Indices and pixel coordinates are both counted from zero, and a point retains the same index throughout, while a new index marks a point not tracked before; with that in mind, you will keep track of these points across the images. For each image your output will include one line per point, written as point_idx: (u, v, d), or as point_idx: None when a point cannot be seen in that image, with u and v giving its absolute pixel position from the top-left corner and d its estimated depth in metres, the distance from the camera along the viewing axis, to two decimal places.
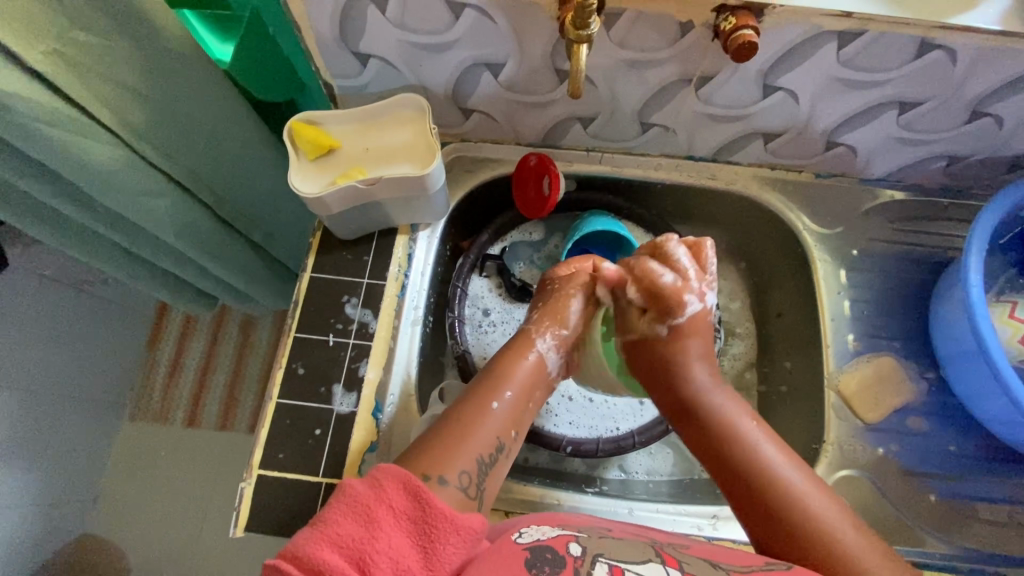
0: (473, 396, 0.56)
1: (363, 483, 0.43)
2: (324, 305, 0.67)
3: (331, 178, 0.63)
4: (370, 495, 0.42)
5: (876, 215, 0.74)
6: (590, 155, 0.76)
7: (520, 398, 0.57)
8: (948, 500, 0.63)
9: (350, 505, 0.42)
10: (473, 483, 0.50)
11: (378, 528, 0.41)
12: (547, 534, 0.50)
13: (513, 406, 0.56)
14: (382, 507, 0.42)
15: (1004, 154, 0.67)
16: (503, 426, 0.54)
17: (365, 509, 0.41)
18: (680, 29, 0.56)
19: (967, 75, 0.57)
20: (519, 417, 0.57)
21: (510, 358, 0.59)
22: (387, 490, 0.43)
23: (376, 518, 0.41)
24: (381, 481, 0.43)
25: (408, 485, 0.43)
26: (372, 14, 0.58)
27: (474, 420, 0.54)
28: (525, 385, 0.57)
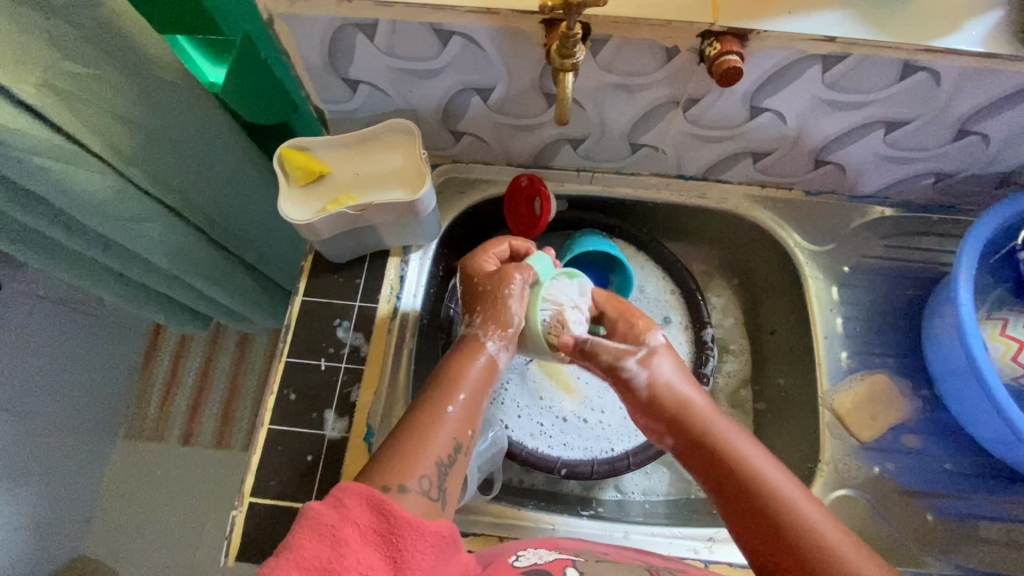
0: (424, 401, 0.56)
1: (324, 504, 0.43)
2: (316, 330, 0.67)
3: (321, 204, 0.63)
4: (329, 513, 0.42)
5: (867, 231, 0.74)
6: (581, 175, 0.76)
7: (471, 399, 0.57)
8: (946, 519, 0.63)
9: (314, 527, 0.41)
10: (435, 485, 0.50)
11: (344, 546, 0.40)
12: (545, 557, 0.50)
13: (467, 403, 0.57)
14: (347, 525, 0.41)
15: (992, 170, 0.67)
16: (459, 427, 0.55)
17: (329, 529, 0.41)
18: (666, 54, 0.56)
19: (952, 95, 0.57)
20: (474, 410, 0.57)
21: (457, 361, 0.60)
22: (349, 506, 0.42)
23: (342, 536, 0.41)
24: (343, 499, 0.43)
25: (371, 498, 0.43)
26: (361, 42, 0.58)
27: (430, 427, 0.54)
28: (478, 385, 0.58)
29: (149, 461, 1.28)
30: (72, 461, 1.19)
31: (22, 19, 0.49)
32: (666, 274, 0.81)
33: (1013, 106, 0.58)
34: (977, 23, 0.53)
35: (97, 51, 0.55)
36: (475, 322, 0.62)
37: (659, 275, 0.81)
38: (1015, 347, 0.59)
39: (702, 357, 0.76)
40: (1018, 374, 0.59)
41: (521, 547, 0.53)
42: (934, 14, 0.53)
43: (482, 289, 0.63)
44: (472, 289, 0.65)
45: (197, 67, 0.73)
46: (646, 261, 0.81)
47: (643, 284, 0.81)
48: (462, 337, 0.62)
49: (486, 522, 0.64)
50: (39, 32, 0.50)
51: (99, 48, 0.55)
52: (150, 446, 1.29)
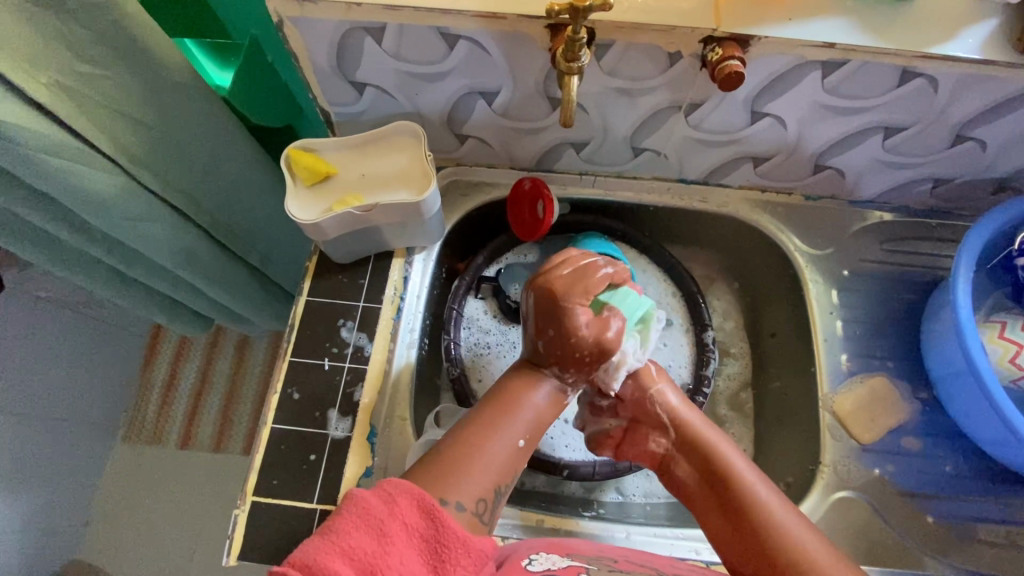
0: (490, 413, 0.56)
1: (378, 497, 0.43)
2: (320, 329, 0.67)
3: (327, 204, 0.63)
4: (381, 507, 0.42)
5: (866, 235, 0.75)
6: (583, 178, 0.77)
7: (534, 430, 0.57)
8: (946, 521, 0.63)
9: (364, 517, 0.41)
10: (488, 510, 0.50)
11: (390, 544, 0.41)
12: (557, 564, 0.50)
13: (528, 424, 0.56)
14: (395, 523, 0.42)
15: (988, 176, 0.68)
16: (518, 450, 0.54)
17: (378, 522, 0.41)
18: (670, 59, 0.57)
19: (949, 102, 0.58)
20: (535, 432, 0.57)
21: (521, 378, 0.58)
22: (401, 506, 0.43)
23: (389, 531, 0.41)
24: (394, 496, 0.43)
25: (422, 502, 0.43)
26: (369, 46, 0.59)
27: (493, 440, 0.53)
28: (542, 413, 0.57)
29: (149, 463, 1.29)
30: (70, 462, 1.18)
31: (33, 19, 0.50)
32: (667, 277, 0.82)
33: (1009, 112, 0.59)
34: (974, 30, 0.54)
35: (107, 51, 0.56)
36: (568, 381, 0.58)
37: (661, 278, 0.82)
38: (1014, 350, 0.60)
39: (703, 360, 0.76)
40: (1016, 376, 0.60)
41: (533, 550, 0.53)
42: (931, 21, 0.55)
43: (580, 356, 0.57)
44: (568, 348, 0.56)
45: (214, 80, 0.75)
46: (648, 264, 0.83)
47: (645, 287, 0.82)
48: (536, 363, 0.59)
49: (488, 523, 0.64)
50: (51, 31, 0.51)
51: (110, 48, 0.56)
52: (149, 449, 1.29)
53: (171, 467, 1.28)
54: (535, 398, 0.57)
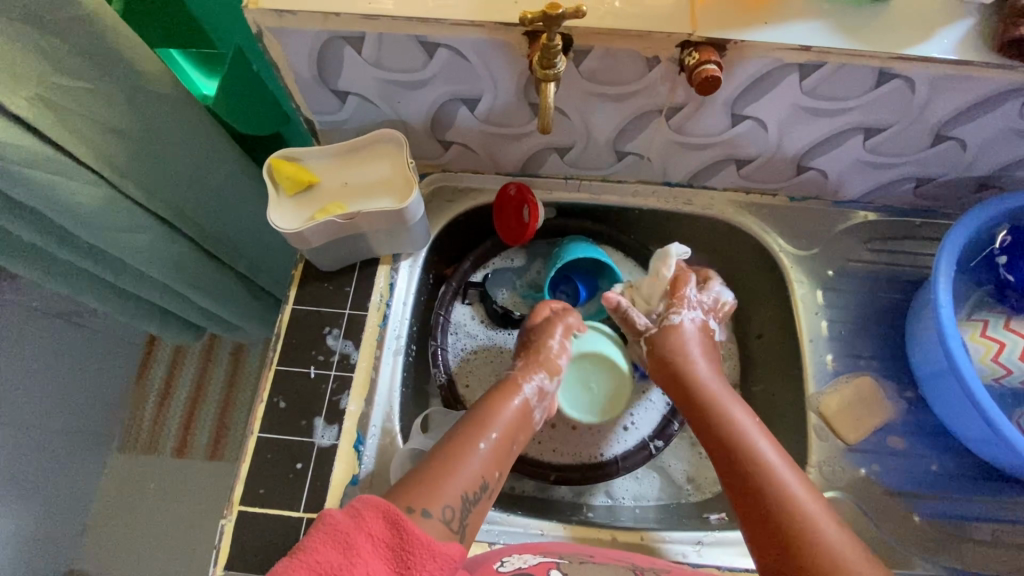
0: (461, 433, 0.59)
1: (341, 513, 0.45)
2: (306, 338, 0.67)
3: (309, 213, 0.63)
4: (345, 522, 0.44)
5: (852, 235, 0.75)
6: (568, 182, 0.77)
7: (505, 438, 0.60)
8: (933, 519, 0.63)
9: (330, 534, 0.44)
10: (456, 517, 0.53)
11: (357, 556, 0.43)
12: (529, 562, 0.52)
13: (500, 442, 0.59)
14: (361, 535, 0.44)
15: (970, 175, 0.68)
16: (488, 465, 0.57)
17: (344, 536, 0.44)
18: (648, 64, 0.57)
19: (927, 102, 0.59)
20: (503, 459, 0.60)
21: (496, 398, 0.63)
22: (367, 519, 0.45)
23: (354, 544, 0.43)
24: (360, 510, 0.45)
25: (387, 512, 0.45)
26: (349, 55, 0.59)
27: (461, 457, 0.57)
28: (507, 427, 0.61)
29: (143, 473, 1.29)
30: (64, 473, 1.19)
31: (11, 34, 0.50)
32: None
33: (988, 111, 0.59)
34: (950, 31, 0.55)
35: (87, 64, 0.56)
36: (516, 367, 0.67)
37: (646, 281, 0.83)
38: (997, 348, 0.59)
39: None
40: (999, 375, 0.60)
41: (507, 553, 0.55)
42: (908, 23, 0.55)
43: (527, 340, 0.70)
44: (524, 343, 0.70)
45: (195, 90, 0.76)
46: (632, 269, 0.84)
47: None
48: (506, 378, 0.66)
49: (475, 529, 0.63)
50: (30, 46, 0.51)
51: (90, 60, 0.56)
52: (143, 458, 1.29)
53: (165, 476, 1.28)
54: (504, 416, 0.61)
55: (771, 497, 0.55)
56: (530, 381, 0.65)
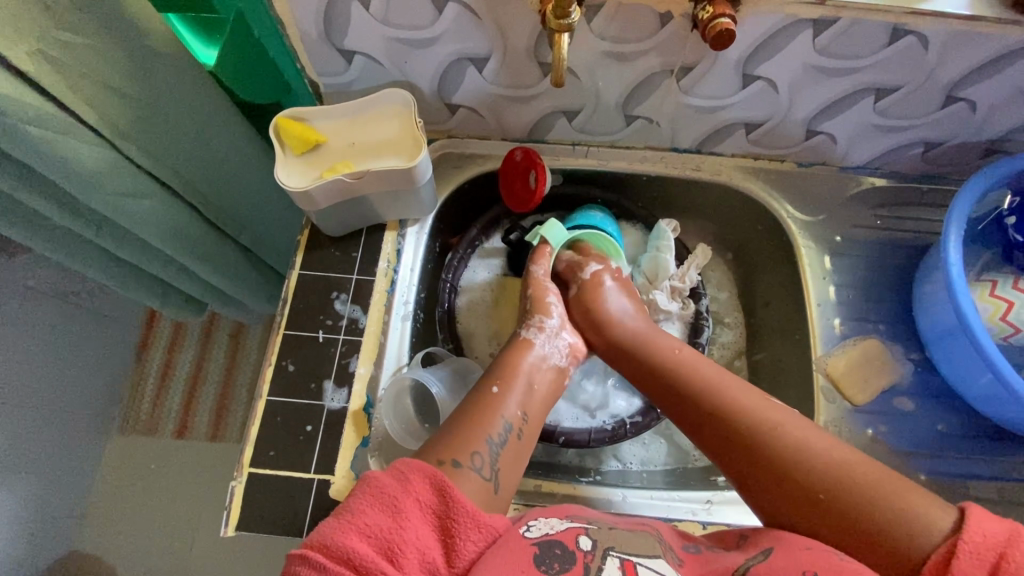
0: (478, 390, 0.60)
1: (391, 478, 0.48)
2: (314, 302, 0.67)
3: (318, 172, 0.62)
4: (394, 486, 0.47)
5: (859, 201, 0.75)
6: (575, 149, 0.77)
7: (526, 388, 0.61)
8: (939, 478, 0.63)
9: (378, 497, 0.46)
10: (484, 462, 0.53)
11: (405, 519, 0.45)
12: (556, 527, 0.50)
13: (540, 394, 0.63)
14: (409, 499, 0.46)
15: (978, 139, 0.68)
16: (508, 408, 0.58)
17: (392, 500, 0.46)
18: (660, 20, 0.57)
19: (940, 60, 0.58)
20: (525, 399, 0.61)
21: (510, 355, 0.64)
22: (414, 484, 0.47)
23: (403, 508, 0.46)
24: (408, 475, 0.48)
25: (434, 480, 0.48)
26: (356, 11, 0.58)
27: (482, 407, 0.58)
28: (531, 378, 0.62)
29: (145, 452, 1.28)
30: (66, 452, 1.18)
31: None
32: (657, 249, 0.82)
33: (999, 70, 0.59)
34: None
35: (89, 19, 0.55)
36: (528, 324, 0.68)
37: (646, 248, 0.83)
38: (1005, 307, 0.59)
39: (698, 327, 0.76)
40: (1008, 333, 0.60)
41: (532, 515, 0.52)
42: None
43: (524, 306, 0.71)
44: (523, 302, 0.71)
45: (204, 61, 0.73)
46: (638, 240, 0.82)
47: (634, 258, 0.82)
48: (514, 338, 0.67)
49: None
50: None
51: (91, 14, 0.54)
52: (145, 437, 1.29)
53: (166, 456, 1.28)
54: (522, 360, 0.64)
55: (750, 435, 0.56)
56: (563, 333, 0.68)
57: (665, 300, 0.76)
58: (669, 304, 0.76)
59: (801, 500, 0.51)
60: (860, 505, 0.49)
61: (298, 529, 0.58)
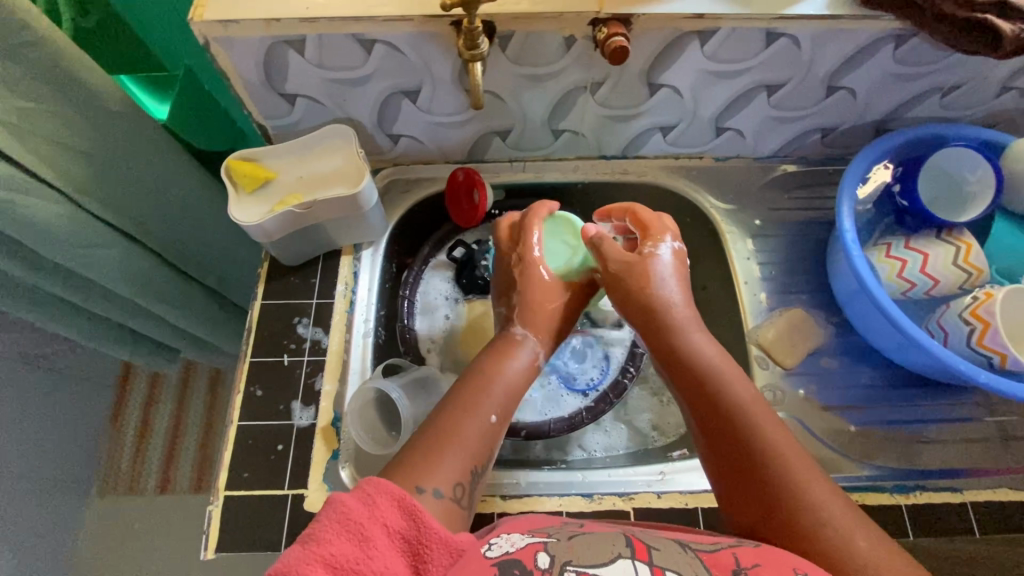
0: (454, 401, 0.59)
1: (356, 500, 0.43)
2: (277, 328, 0.71)
3: (269, 206, 0.66)
4: (357, 509, 0.42)
5: (773, 187, 0.83)
6: (513, 165, 0.83)
7: (507, 404, 0.61)
8: (868, 428, 0.69)
9: (343, 523, 0.42)
10: (465, 495, 0.52)
11: (372, 548, 0.41)
12: (516, 544, 0.49)
13: (487, 390, 0.61)
14: (376, 525, 0.42)
15: (865, 121, 0.77)
16: (489, 440, 0.57)
17: (358, 527, 0.42)
18: (566, 43, 0.64)
19: (814, 56, 0.67)
20: (510, 409, 0.61)
21: (495, 360, 0.64)
22: (381, 507, 0.43)
23: (371, 536, 0.42)
24: (373, 497, 0.43)
25: (402, 502, 0.44)
26: (293, 58, 0.64)
27: (460, 424, 0.57)
28: (511, 385, 0.63)
29: (127, 509, 1.27)
30: None
31: None
32: None
33: (867, 60, 0.67)
34: None
35: (43, 87, 0.59)
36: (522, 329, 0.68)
37: None
38: (899, 265, 0.66)
39: None
40: (905, 289, 0.66)
41: (494, 534, 0.52)
42: None
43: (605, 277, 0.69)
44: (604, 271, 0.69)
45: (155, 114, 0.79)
46: None
47: None
48: (502, 340, 0.67)
49: None
50: None
51: (45, 82, 0.59)
52: (126, 496, 1.28)
53: (149, 511, 1.27)
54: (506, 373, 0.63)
55: (752, 445, 0.56)
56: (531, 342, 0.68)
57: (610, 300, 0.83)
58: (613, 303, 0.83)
59: (762, 513, 0.53)
60: (821, 531, 0.50)
61: (276, 543, 0.61)
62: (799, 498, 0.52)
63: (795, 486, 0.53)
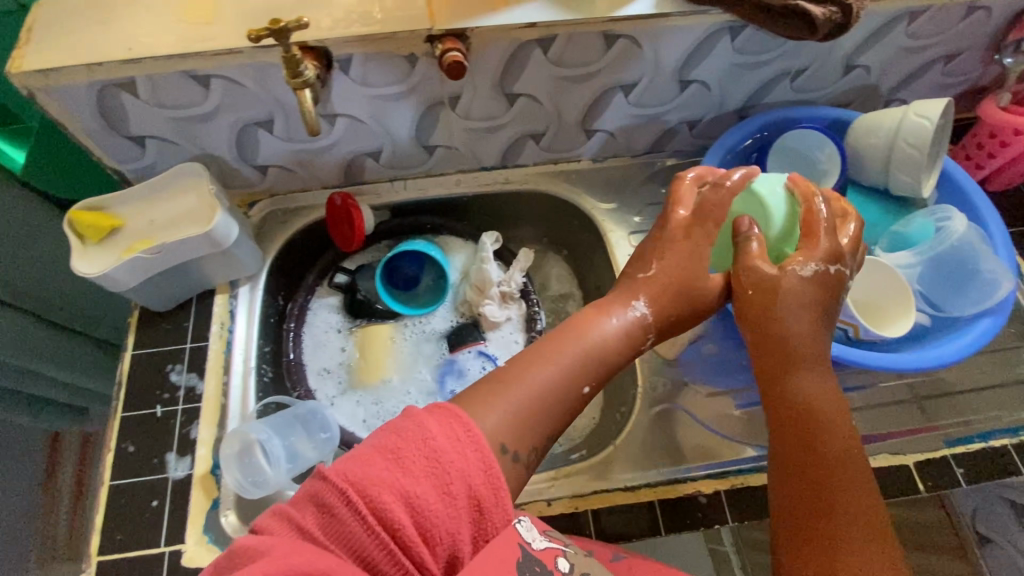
0: (604, 340, 0.56)
1: (444, 435, 0.42)
2: (149, 379, 0.68)
3: (118, 254, 0.64)
4: (448, 447, 0.41)
5: (652, 182, 0.84)
6: (394, 184, 0.82)
7: (591, 361, 0.54)
8: (753, 410, 0.70)
9: (436, 457, 0.41)
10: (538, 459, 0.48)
11: (415, 505, 0.39)
12: (537, 542, 0.45)
13: (572, 361, 0.53)
14: (454, 467, 0.41)
15: (726, 110, 0.79)
16: (565, 391, 0.52)
17: (443, 464, 0.41)
18: (408, 61, 0.64)
19: (657, 54, 0.68)
20: (607, 367, 0.55)
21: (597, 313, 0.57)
22: (464, 445, 0.42)
23: (443, 483, 0.40)
24: (463, 438, 0.42)
25: (480, 454, 0.42)
26: (128, 101, 0.63)
27: (516, 386, 0.51)
28: (614, 341, 0.56)
29: None
30: None
31: None
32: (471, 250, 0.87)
33: (709, 53, 0.69)
34: None
35: None
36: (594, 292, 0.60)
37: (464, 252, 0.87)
38: None
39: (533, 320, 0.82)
40: None
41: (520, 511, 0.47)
42: None
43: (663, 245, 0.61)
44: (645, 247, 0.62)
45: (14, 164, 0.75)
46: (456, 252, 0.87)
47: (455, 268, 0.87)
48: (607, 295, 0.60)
49: None
50: None
51: None
52: None
53: None
54: (601, 327, 0.56)
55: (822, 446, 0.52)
56: (638, 302, 0.58)
57: (495, 309, 0.82)
58: (501, 313, 0.82)
59: (827, 523, 0.49)
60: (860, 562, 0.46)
61: None
62: (857, 515, 0.49)
63: (856, 498, 0.49)
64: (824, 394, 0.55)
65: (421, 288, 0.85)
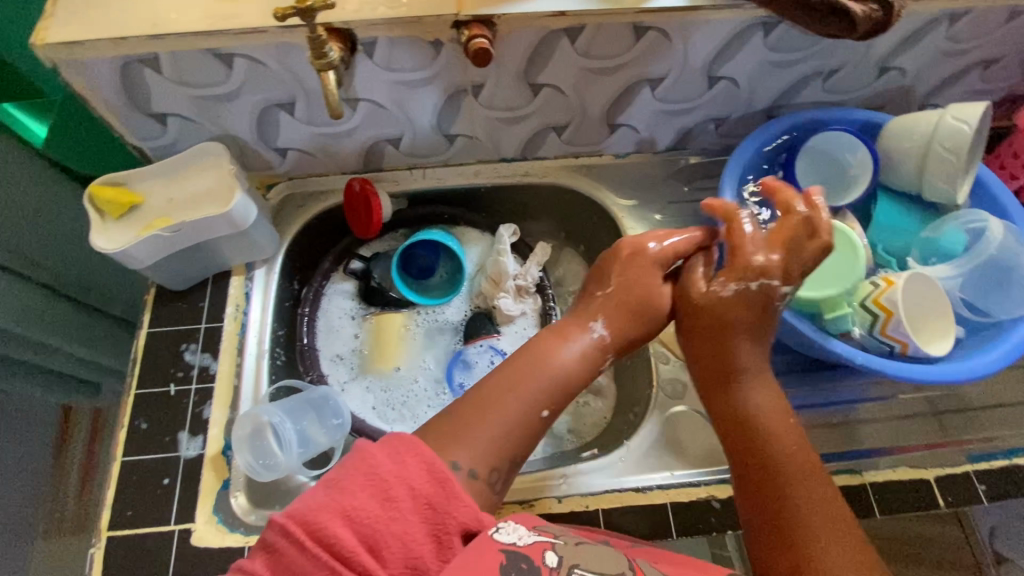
0: (570, 363, 0.57)
1: (387, 459, 0.45)
2: (163, 358, 0.68)
3: (136, 230, 0.64)
4: (390, 467, 0.44)
5: (675, 180, 0.82)
6: (413, 172, 0.82)
7: (556, 390, 0.56)
8: None
9: (377, 481, 0.43)
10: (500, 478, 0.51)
11: (393, 509, 0.43)
12: (523, 537, 0.46)
13: (538, 387, 0.55)
14: (402, 487, 0.44)
15: (755, 109, 0.77)
16: (540, 409, 0.54)
17: (382, 484, 0.43)
18: (434, 47, 0.63)
19: (686, 48, 0.67)
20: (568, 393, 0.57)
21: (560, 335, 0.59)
22: (410, 467, 0.44)
23: (393, 496, 0.43)
24: (404, 456, 0.45)
25: (433, 470, 0.45)
26: (151, 77, 0.62)
27: (505, 400, 0.53)
28: (566, 369, 0.57)
29: None
30: None
31: None
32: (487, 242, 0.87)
33: (740, 49, 0.68)
34: None
35: None
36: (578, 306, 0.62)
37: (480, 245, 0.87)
38: None
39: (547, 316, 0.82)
40: None
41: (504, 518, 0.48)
42: None
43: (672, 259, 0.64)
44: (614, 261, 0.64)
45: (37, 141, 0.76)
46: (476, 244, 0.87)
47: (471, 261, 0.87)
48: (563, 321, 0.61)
49: None
50: None
51: None
52: None
53: None
54: (555, 356, 0.57)
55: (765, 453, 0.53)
56: (595, 323, 0.60)
57: (512, 304, 0.81)
58: (515, 307, 0.82)
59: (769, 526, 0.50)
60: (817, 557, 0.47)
61: None
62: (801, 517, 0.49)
63: (799, 499, 0.50)
64: (771, 408, 0.56)
65: (436, 279, 0.85)
